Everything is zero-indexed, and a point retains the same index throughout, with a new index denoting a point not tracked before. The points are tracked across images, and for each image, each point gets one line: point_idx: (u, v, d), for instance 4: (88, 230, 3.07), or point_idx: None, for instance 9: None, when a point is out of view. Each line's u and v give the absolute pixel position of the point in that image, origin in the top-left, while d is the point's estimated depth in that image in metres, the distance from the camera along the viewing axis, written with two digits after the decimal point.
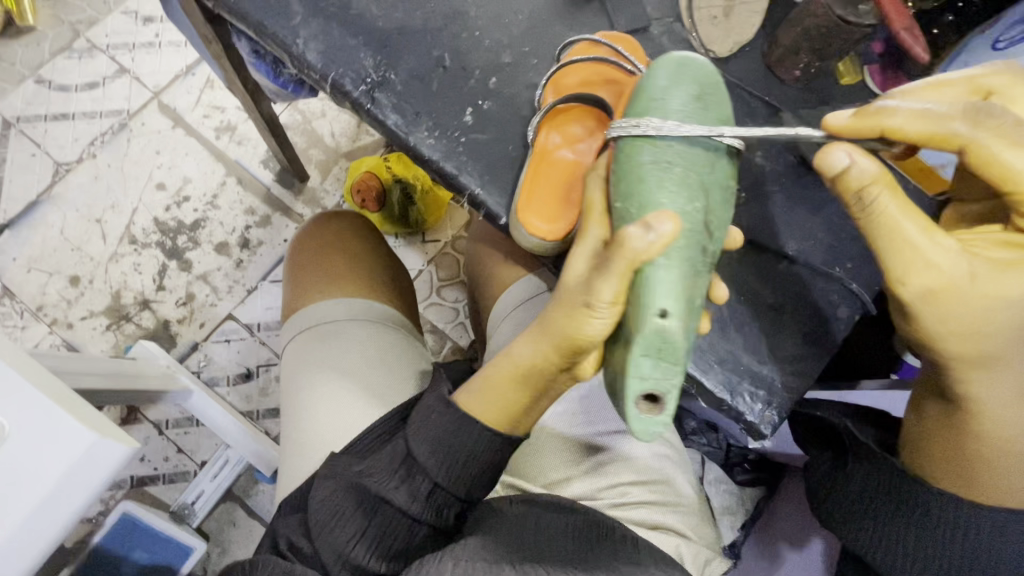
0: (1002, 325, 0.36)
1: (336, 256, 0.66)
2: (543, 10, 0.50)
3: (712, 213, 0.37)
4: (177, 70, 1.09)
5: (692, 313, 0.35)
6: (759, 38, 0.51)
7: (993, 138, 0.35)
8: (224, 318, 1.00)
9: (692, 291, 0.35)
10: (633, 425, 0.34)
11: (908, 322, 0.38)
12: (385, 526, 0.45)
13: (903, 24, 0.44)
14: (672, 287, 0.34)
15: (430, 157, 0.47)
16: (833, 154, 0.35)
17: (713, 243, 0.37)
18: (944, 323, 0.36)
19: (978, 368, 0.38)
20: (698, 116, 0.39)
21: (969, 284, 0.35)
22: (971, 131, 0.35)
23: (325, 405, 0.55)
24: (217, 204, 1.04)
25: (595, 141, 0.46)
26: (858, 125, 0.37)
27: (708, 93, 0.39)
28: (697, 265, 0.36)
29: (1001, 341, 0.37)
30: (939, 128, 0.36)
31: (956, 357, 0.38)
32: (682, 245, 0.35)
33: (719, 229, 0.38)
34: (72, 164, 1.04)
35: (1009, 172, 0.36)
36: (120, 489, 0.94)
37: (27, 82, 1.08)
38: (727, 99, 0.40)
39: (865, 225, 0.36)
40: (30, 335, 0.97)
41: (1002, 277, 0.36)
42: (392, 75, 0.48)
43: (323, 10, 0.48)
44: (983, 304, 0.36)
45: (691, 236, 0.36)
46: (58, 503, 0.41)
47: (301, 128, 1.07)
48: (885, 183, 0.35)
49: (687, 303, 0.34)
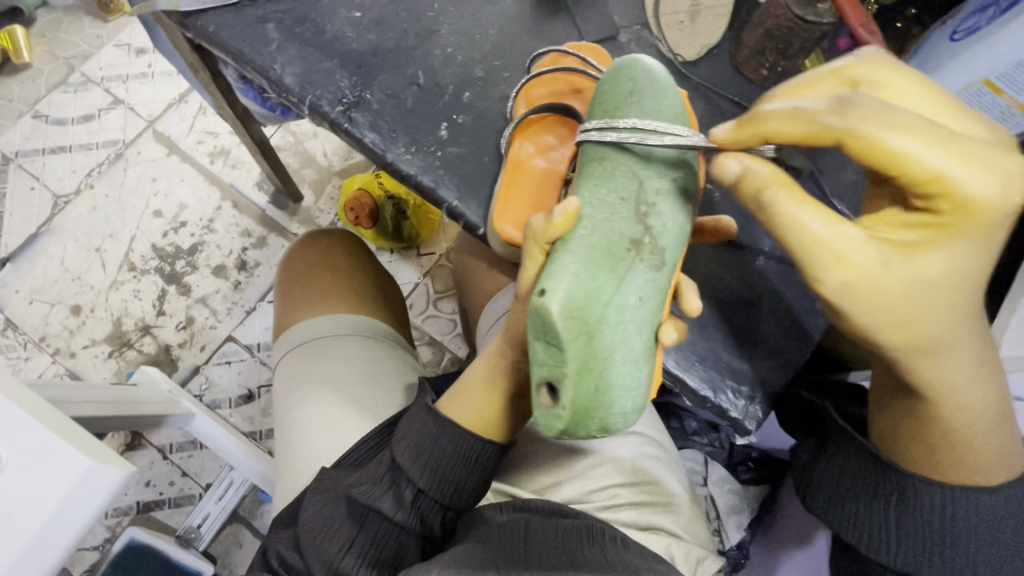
0: (933, 308, 0.32)
1: (324, 273, 0.67)
2: (512, 24, 0.51)
3: (647, 206, 0.37)
4: (170, 99, 1.11)
5: (611, 305, 0.34)
6: (726, 41, 0.53)
7: (872, 121, 0.29)
8: (224, 340, 1.01)
9: (606, 280, 0.34)
10: (534, 414, 0.33)
11: (837, 318, 0.34)
12: (372, 535, 0.46)
13: (859, 21, 0.46)
14: (574, 270, 0.33)
15: (407, 172, 0.48)
16: (723, 166, 0.33)
17: (652, 234, 0.36)
18: (871, 316, 0.32)
19: (917, 351, 0.35)
20: (630, 110, 0.39)
21: (887, 273, 0.31)
22: (843, 123, 0.30)
23: (315, 421, 0.56)
24: (214, 228, 1.05)
25: (568, 148, 0.46)
26: (739, 137, 0.33)
27: (641, 89, 0.40)
28: (621, 257, 0.35)
29: (934, 325, 0.33)
30: (814, 125, 0.31)
31: (893, 347, 0.34)
32: (596, 235, 0.35)
33: (662, 221, 0.36)
34: (70, 196, 1.06)
35: (900, 156, 0.29)
36: (127, 516, 0.94)
37: (25, 117, 1.10)
38: (666, 91, 0.40)
39: (768, 226, 0.32)
40: (33, 366, 0.98)
41: (918, 262, 0.31)
42: (368, 94, 0.49)
43: (299, 36, 0.50)
44: (909, 292, 0.32)
45: (612, 227, 0.36)
46: (56, 530, 0.42)
47: (294, 149, 1.09)
48: (781, 184, 0.31)
49: (594, 290, 0.33)
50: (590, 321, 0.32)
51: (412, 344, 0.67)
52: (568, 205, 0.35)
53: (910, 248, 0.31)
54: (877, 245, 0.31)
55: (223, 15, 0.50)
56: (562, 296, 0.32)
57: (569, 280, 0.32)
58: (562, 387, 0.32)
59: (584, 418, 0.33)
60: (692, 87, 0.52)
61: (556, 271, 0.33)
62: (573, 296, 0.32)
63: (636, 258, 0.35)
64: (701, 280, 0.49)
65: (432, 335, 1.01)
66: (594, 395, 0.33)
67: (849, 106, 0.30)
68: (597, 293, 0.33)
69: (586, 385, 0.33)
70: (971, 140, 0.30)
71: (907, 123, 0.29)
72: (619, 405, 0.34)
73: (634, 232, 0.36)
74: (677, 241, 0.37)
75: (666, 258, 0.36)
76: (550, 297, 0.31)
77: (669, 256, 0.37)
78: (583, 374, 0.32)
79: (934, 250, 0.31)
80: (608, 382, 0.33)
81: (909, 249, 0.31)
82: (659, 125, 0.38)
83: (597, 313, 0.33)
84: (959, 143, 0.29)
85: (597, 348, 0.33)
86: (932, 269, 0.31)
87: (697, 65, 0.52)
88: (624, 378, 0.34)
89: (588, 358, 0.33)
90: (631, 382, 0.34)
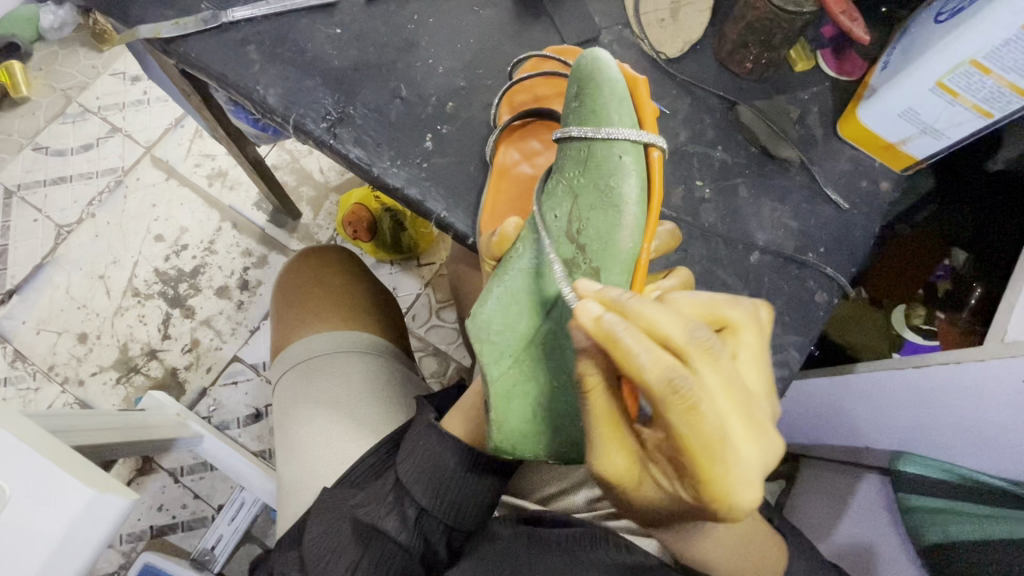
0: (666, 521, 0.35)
1: (319, 290, 0.67)
2: (492, 31, 0.51)
3: (582, 225, 0.40)
4: (167, 124, 1.12)
5: (540, 323, 0.40)
6: (710, 34, 0.53)
7: (683, 401, 0.28)
8: (230, 360, 1.01)
9: (528, 306, 0.40)
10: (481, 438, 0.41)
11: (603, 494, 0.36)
12: (377, 555, 0.45)
13: (840, 8, 0.45)
14: (501, 298, 0.40)
15: (394, 185, 0.48)
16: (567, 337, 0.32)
17: (586, 257, 0.39)
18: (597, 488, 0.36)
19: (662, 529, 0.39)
20: (572, 116, 0.41)
21: (631, 488, 0.33)
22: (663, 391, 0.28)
23: (314, 441, 0.56)
24: (214, 249, 1.06)
25: (551, 154, 0.48)
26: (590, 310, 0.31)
27: (586, 94, 0.40)
28: (552, 279, 0.40)
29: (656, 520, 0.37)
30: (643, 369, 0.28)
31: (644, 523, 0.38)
32: (535, 259, 0.41)
33: (594, 241, 0.39)
34: (72, 226, 1.07)
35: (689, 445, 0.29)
36: (142, 540, 0.94)
37: (25, 150, 1.11)
38: (605, 94, 0.39)
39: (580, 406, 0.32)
40: (43, 397, 0.98)
41: (643, 489, 0.33)
42: (351, 110, 0.49)
43: (280, 55, 0.50)
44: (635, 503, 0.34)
45: (547, 251, 0.40)
46: (61, 563, 0.41)
47: (290, 167, 1.09)
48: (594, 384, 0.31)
49: (520, 317, 0.40)
50: (514, 348, 0.40)
51: (410, 357, 0.67)
52: (503, 227, 0.41)
53: (643, 477, 0.32)
54: (630, 466, 0.32)
55: (205, 39, 0.50)
56: (485, 323, 0.40)
57: (497, 310, 0.40)
58: (487, 410, 0.39)
59: (517, 438, 0.40)
60: (678, 84, 0.52)
61: (483, 299, 0.41)
62: (494, 327, 0.40)
63: (568, 282, 0.39)
64: (695, 277, 0.49)
65: (436, 345, 1.01)
66: (520, 415, 0.40)
67: (679, 376, 0.28)
68: (520, 323, 0.40)
69: (511, 406, 0.39)
70: (765, 457, 0.29)
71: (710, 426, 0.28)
72: (550, 430, 0.40)
73: (568, 254, 0.40)
74: (620, 260, 0.38)
75: (605, 279, 0.38)
76: (472, 326, 0.40)
77: (611, 277, 0.38)
78: (505, 397, 0.39)
79: (663, 493, 0.33)
80: (535, 404, 0.40)
81: (652, 484, 0.32)
82: (585, 132, 0.39)
83: (522, 341, 0.40)
84: (743, 464, 0.29)
85: (520, 372, 0.40)
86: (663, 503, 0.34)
87: (680, 62, 0.52)
88: (554, 403, 0.40)
89: (514, 382, 0.40)
90: (564, 402, 0.40)
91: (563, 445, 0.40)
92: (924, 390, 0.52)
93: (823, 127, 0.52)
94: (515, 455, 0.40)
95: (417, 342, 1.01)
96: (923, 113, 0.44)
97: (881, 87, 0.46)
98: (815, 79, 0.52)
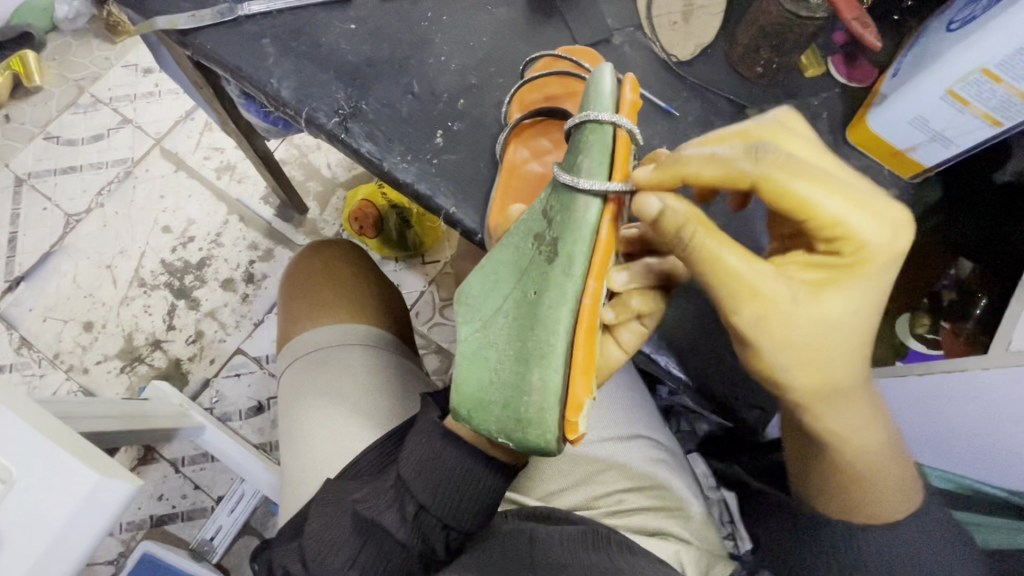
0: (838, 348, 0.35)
1: (326, 282, 0.67)
2: (506, 29, 0.52)
3: (553, 203, 0.39)
4: (177, 116, 1.13)
5: (509, 294, 0.39)
6: (720, 39, 0.53)
7: (778, 171, 0.32)
8: (233, 352, 1.02)
9: (506, 279, 0.40)
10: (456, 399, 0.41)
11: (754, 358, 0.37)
12: (376, 551, 0.46)
13: (852, 15, 0.45)
14: (482, 265, 0.41)
15: (404, 180, 0.48)
16: (642, 201, 0.36)
17: (553, 230, 0.38)
18: (780, 351, 0.35)
19: (829, 401, 0.38)
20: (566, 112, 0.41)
21: (779, 311, 0.34)
22: (757, 167, 0.32)
23: (300, 417, 0.58)
24: (220, 242, 1.06)
25: (560, 154, 0.50)
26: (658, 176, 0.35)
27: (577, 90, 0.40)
28: (523, 249, 0.39)
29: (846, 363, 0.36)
30: (731, 168, 0.33)
31: (809, 391, 0.37)
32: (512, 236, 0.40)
33: (562, 212, 0.37)
34: (81, 216, 1.08)
35: (807, 204, 0.32)
36: (141, 529, 0.95)
37: (37, 139, 1.12)
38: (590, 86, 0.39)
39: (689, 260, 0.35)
40: (47, 383, 0.99)
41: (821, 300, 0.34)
42: (364, 105, 0.49)
43: (294, 49, 0.50)
44: (834, 333, 0.35)
45: (522, 226, 0.40)
46: (66, 545, 0.42)
47: (298, 161, 1.10)
48: (698, 221, 0.34)
49: (493, 288, 0.40)
50: (486, 315, 0.40)
51: (414, 352, 0.68)
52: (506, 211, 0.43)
53: (816, 286, 0.34)
54: (788, 284, 0.34)
55: (220, 32, 0.51)
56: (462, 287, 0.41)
57: (474, 278, 0.41)
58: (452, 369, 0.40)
59: (472, 404, 0.39)
60: (689, 87, 0.52)
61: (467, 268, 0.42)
62: (470, 292, 0.41)
63: (535, 252, 0.38)
64: None
65: (439, 343, 1.01)
66: (478, 381, 0.39)
67: (762, 153, 0.33)
68: (494, 292, 0.40)
69: (473, 368, 0.40)
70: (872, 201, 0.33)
71: (811, 171, 0.32)
72: (502, 400, 0.38)
73: (539, 228, 0.39)
74: (583, 233, 0.36)
75: (567, 249, 0.36)
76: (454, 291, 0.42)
77: (568, 246, 0.36)
78: (467, 358, 0.40)
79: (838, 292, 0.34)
80: (491, 371, 0.39)
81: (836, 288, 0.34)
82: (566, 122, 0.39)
83: (489, 310, 0.40)
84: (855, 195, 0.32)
85: (486, 339, 0.40)
86: (819, 316, 0.34)
87: (692, 65, 0.52)
88: (507, 374, 0.38)
89: (476, 347, 0.40)
90: (516, 377, 0.38)
91: (510, 421, 0.38)
92: (927, 395, 0.49)
93: (831, 132, 0.52)
94: (469, 421, 0.39)
95: (420, 340, 1.01)
96: (932, 120, 0.44)
97: (889, 95, 0.46)
98: (826, 85, 0.52)
